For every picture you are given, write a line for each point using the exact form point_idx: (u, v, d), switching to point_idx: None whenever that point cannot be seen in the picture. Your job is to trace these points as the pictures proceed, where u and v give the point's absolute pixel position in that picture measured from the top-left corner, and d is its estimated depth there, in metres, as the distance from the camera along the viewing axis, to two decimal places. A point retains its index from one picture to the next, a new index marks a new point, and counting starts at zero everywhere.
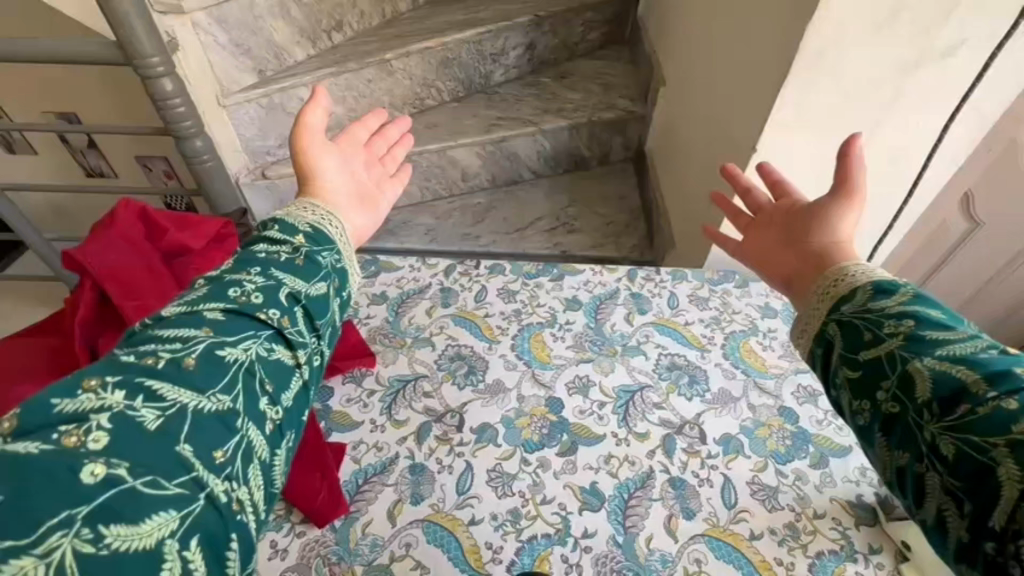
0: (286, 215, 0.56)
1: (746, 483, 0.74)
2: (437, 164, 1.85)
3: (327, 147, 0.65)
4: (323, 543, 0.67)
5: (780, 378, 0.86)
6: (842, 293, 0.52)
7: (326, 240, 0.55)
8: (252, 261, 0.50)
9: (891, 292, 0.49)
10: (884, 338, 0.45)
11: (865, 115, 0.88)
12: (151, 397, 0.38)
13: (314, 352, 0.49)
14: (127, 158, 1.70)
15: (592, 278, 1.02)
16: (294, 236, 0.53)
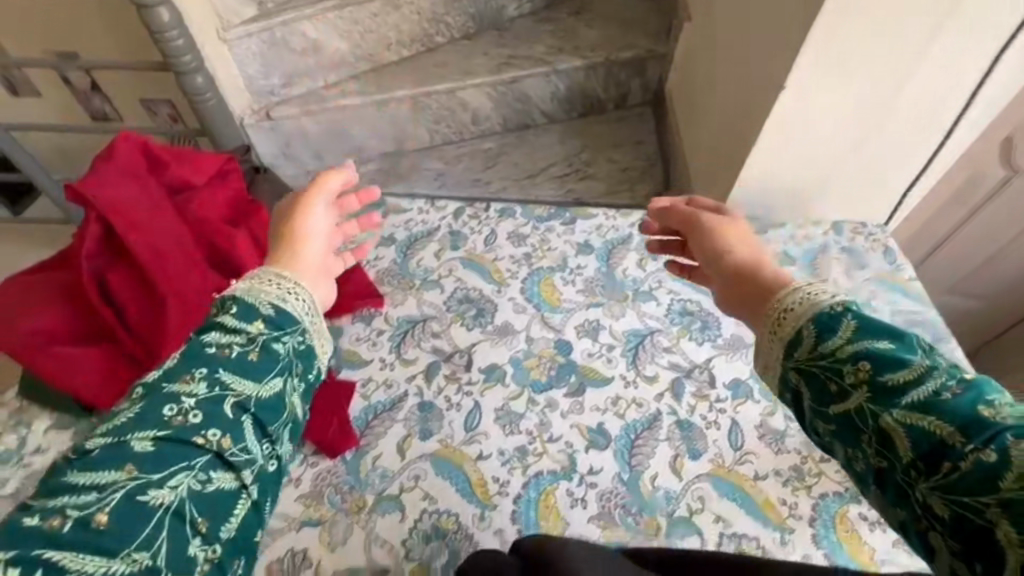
0: (249, 292, 0.52)
1: (754, 427, 0.73)
2: (447, 106, 1.78)
3: (314, 207, 0.66)
4: (335, 473, 0.68)
5: None
6: (794, 332, 0.48)
7: (291, 320, 0.52)
8: (200, 354, 0.46)
9: (835, 327, 0.45)
10: (850, 389, 0.40)
11: (903, 49, 0.81)
12: (52, 569, 0.34)
13: (264, 461, 0.45)
14: (132, 100, 1.66)
15: (604, 223, 1.01)
16: (251, 323, 0.49)
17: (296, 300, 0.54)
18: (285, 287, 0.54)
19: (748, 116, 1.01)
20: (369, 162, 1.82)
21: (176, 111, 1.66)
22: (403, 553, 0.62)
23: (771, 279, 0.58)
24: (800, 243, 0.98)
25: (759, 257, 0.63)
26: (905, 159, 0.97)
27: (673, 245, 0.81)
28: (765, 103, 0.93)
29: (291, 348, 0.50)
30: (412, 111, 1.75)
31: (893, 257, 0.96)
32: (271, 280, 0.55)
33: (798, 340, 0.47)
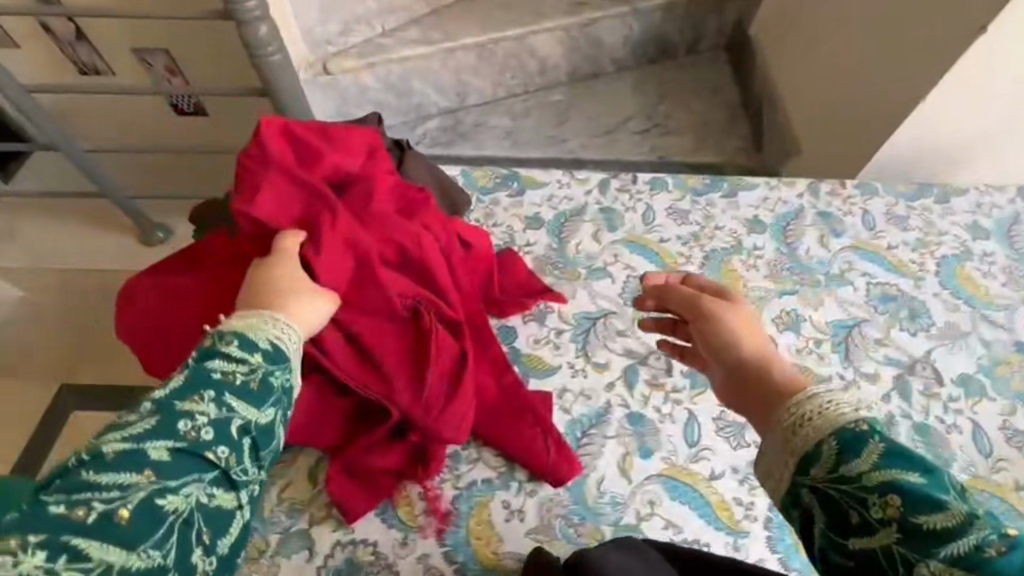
0: (248, 325, 0.46)
1: (999, 429, 0.67)
2: (515, 54, 1.60)
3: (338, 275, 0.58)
4: (559, 502, 0.61)
5: (1008, 309, 0.77)
6: (804, 448, 0.40)
7: (286, 358, 0.47)
8: (205, 376, 0.42)
9: (856, 448, 0.38)
10: (875, 525, 0.35)
11: None
12: (74, 560, 0.34)
13: (258, 484, 0.44)
14: (121, 49, 1.32)
15: (769, 194, 0.89)
16: (253, 353, 0.44)
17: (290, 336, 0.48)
18: (274, 319, 0.48)
19: (889, 103, 1.06)
20: (429, 120, 1.65)
21: (175, 61, 1.34)
22: None
23: (781, 387, 0.47)
24: (990, 214, 0.88)
25: (765, 354, 0.51)
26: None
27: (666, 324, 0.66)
28: (907, 101, 1.01)
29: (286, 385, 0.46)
30: (479, 60, 1.57)
31: None
32: (267, 317, 0.48)
33: (812, 455, 0.39)
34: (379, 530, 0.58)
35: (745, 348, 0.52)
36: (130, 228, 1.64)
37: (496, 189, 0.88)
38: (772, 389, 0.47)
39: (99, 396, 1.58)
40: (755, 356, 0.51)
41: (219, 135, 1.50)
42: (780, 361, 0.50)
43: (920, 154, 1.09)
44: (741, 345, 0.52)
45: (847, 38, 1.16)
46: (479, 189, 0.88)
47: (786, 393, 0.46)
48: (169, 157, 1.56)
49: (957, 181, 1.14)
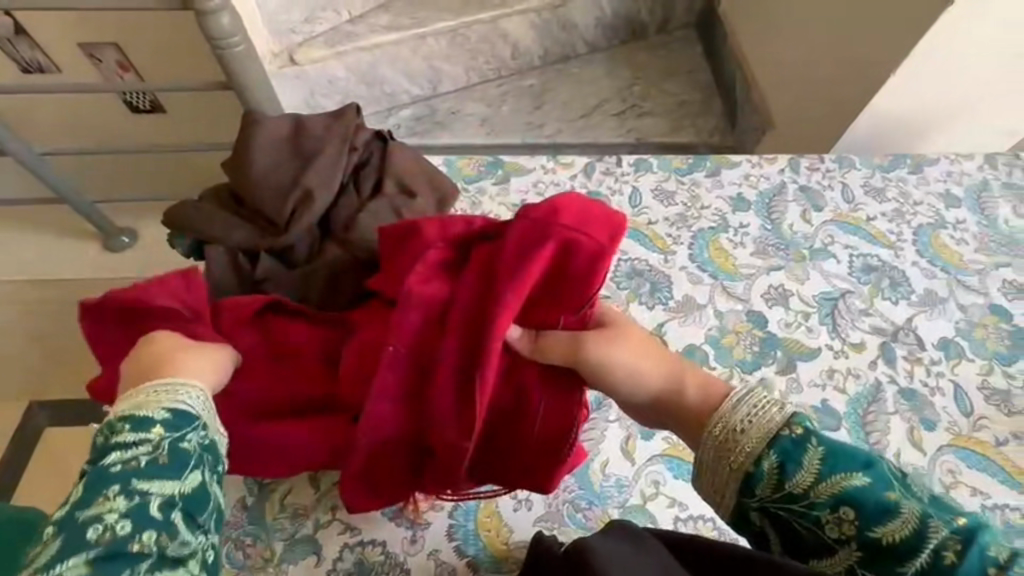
0: (134, 403, 0.48)
1: (978, 388, 0.70)
2: (487, 38, 1.57)
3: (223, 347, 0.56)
4: (566, 489, 0.62)
5: (982, 274, 0.80)
6: (746, 466, 0.46)
7: (192, 419, 0.49)
8: (101, 473, 0.44)
9: (799, 458, 0.45)
10: (834, 542, 0.43)
11: None
12: None
13: (209, 546, 0.47)
14: (68, 46, 1.25)
15: (751, 171, 0.90)
16: (148, 432, 0.46)
17: (186, 397, 0.49)
18: (155, 388, 0.49)
19: (858, 81, 1.09)
20: (402, 110, 1.62)
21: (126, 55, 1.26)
22: None
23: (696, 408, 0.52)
24: (961, 183, 0.91)
25: (665, 368, 0.55)
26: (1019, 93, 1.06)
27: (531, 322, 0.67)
28: (876, 79, 1.04)
29: (201, 443, 0.48)
30: (451, 46, 1.54)
31: None
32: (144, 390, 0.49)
33: (757, 476, 0.45)
34: (388, 530, 0.60)
35: (649, 372, 0.54)
36: (93, 235, 1.57)
37: (481, 177, 0.88)
38: (678, 412, 0.53)
39: (73, 412, 1.51)
40: (661, 376, 0.54)
41: (184, 132, 1.44)
42: (684, 373, 0.54)
43: (889, 127, 1.12)
44: (643, 364, 0.55)
45: (810, 22, 1.20)
46: (464, 178, 0.88)
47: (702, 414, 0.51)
48: (131, 158, 1.49)
49: (916, 150, 1.17)
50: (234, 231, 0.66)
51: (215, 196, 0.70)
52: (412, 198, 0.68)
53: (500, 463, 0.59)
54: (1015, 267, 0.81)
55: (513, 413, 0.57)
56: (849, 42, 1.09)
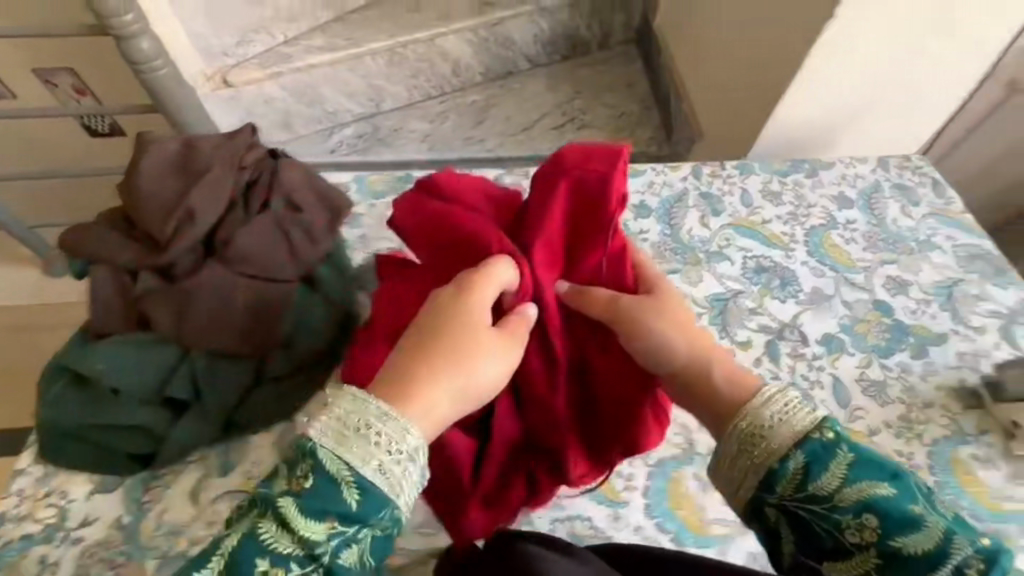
0: (329, 458, 0.44)
1: (855, 381, 0.73)
2: (426, 57, 1.61)
3: (503, 355, 0.52)
4: None
5: (867, 271, 0.84)
6: (770, 462, 0.47)
7: (382, 502, 0.45)
8: (257, 548, 0.42)
9: (826, 460, 0.46)
10: (852, 547, 0.44)
11: None
12: None
13: None
14: (20, 70, 1.25)
15: (655, 179, 0.94)
16: (321, 523, 0.43)
17: (394, 470, 0.45)
18: (367, 432, 0.46)
19: (764, 91, 1.14)
20: (345, 128, 1.63)
21: (82, 80, 1.27)
22: None
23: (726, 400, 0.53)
24: (853, 185, 0.95)
25: (700, 342, 0.56)
26: (911, 101, 1.12)
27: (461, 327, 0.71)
28: (777, 88, 1.09)
29: (368, 543, 0.45)
30: (389, 65, 1.57)
31: (941, 190, 0.95)
32: (355, 429, 0.45)
33: (779, 472, 0.46)
34: None
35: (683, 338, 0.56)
36: (31, 262, 1.57)
37: (390, 193, 0.89)
38: (708, 386, 0.54)
39: None
40: (688, 346, 0.56)
41: (120, 156, 1.44)
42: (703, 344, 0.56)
43: (796, 133, 1.17)
44: (675, 333, 0.56)
45: (725, 37, 1.26)
46: (373, 194, 0.89)
47: (732, 407, 0.52)
48: (72, 182, 1.48)
49: (825, 154, 1.22)
50: (122, 251, 0.66)
51: (109, 219, 0.70)
52: (299, 214, 0.69)
53: (590, 425, 0.61)
54: (898, 263, 0.85)
55: (580, 369, 0.60)
56: (755, 54, 1.15)
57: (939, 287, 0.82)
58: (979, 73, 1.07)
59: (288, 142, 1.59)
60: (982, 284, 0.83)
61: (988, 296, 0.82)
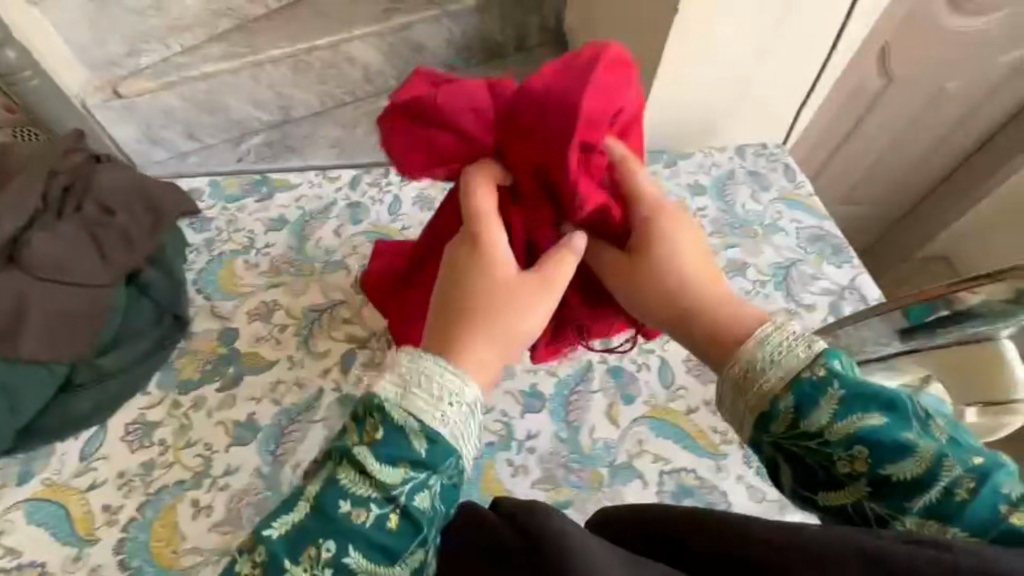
0: (393, 403, 0.47)
1: (683, 361, 0.72)
2: (333, 64, 1.58)
3: (543, 300, 0.52)
4: (252, 492, 0.61)
5: (710, 256, 0.86)
6: (762, 405, 0.48)
7: (449, 449, 0.46)
8: (341, 492, 0.44)
9: (816, 398, 0.46)
10: (844, 479, 0.44)
11: (753, 33, 0.91)
12: None
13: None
14: None
15: None
16: (396, 468, 0.44)
17: (456, 417, 0.47)
18: (429, 385, 0.48)
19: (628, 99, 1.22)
20: (255, 136, 1.58)
21: None
22: None
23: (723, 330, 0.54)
24: (709, 172, 0.97)
25: (700, 279, 0.56)
26: (796, 75, 0.99)
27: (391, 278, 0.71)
28: None
29: (439, 490, 0.45)
30: (294, 73, 1.55)
31: (792, 173, 0.98)
32: (419, 384, 0.47)
33: (771, 413, 0.47)
34: (51, 548, 0.59)
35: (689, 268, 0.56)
36: None
37: (244, 196, 0.88)
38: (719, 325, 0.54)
39: None
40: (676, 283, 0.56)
41: None
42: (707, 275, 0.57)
43: None
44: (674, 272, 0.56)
45: None
46: (227, 197, 0.88)
47: (725, 345, 0.53)
48: None
49: (726, 140, 1.08)
50: None
51: None
52: (110, 216, 0.71)
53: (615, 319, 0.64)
54: (742, 247, 0.87)
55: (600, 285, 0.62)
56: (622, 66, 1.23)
57: (777, 268, 0.85)
58: (852, 41, 0.96)
59: (195, 151, 1.55)
60: (819, 263, 0.85)
61: (824, 275, 0.84)
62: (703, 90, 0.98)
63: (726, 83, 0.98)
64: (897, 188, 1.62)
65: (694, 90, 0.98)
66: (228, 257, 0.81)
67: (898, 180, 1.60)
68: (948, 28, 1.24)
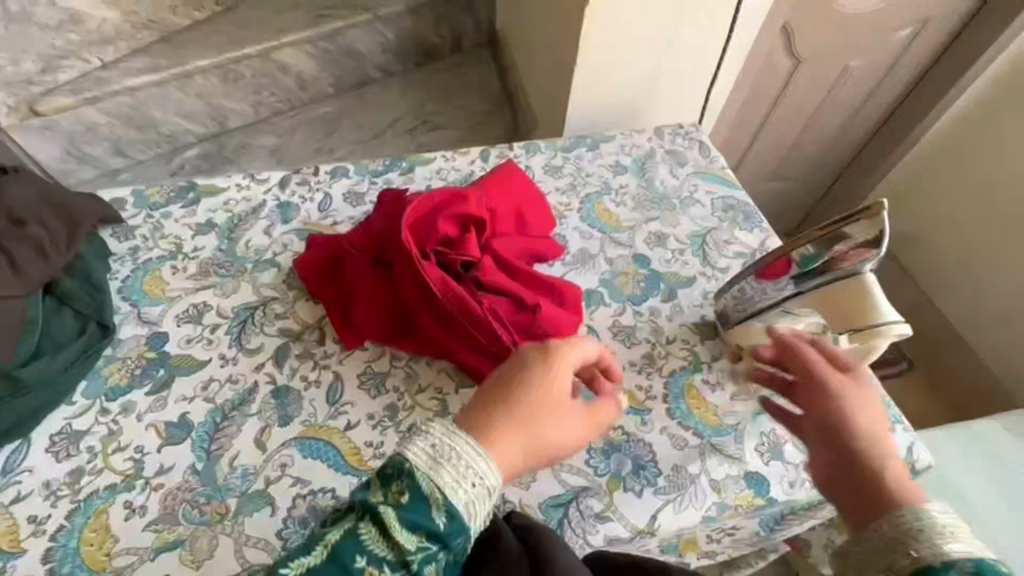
0: (426, 477, 0.48)
1: (607, 328, 0.77)
2: (265, 72, 1.57)
3: (577, 423, 0.58)
4: (187, 488, 0.61)
5: (632, 230, 0.90)
6: (931, 559, 0.42)
7: (463, 526, 0.48)
8: (358, 546, 0.45)
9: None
10: None
11: (659, 22, 0.96)
12: None
13: None
14: None
15: (443, 165, 0.98)
16: (413, 534, 0.45)
17: (476, 501, 0.49)
18: (458, 465, 0.49)
19: (555, 87, 1.27)
20: (188, 149, 1.59)
21: None
22: (281, 544, 0.59)
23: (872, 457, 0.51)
24: (630, 153, 1.02)
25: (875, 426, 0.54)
26: (705, 60, 1.05)
27: (327, 284, 0.76)
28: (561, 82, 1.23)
29: (444, 565, 0.46)
30: (224, 83, 1.53)
31: (707, 150, 1.04)
32: (449, 456, 0.49)
33: (939, 570, 0.41)
34: None
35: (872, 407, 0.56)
36: None
37: (170, 203, 0.87)
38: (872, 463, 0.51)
39: None
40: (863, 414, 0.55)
41: None
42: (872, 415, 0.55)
43: None
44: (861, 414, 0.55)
45: (540, 39, 1.39)
46: (151, 205, 0.87)
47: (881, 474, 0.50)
48: None
49: (650, 125, 1.15)
50: None
51: None
52: (20, 226, 0.70)
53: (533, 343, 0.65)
54: (661, 220, 0.92)
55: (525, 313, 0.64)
56: (551, 55, 1.28)
57: (694, 236, 0.90)
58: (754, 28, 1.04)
59: (125, 168, 1.54)
60: (732, 230, 0.91)
61: (737, 240, 0.90)
62: (619, 80, 1.05)
63: (640, 70, 1.04)
64: (816, 160, 1.74)
65: (611, 78, 1.05)
66: (155, 264, 0.81)
67: (815, 154, 1.71)
68: (847, 10, 1.33)
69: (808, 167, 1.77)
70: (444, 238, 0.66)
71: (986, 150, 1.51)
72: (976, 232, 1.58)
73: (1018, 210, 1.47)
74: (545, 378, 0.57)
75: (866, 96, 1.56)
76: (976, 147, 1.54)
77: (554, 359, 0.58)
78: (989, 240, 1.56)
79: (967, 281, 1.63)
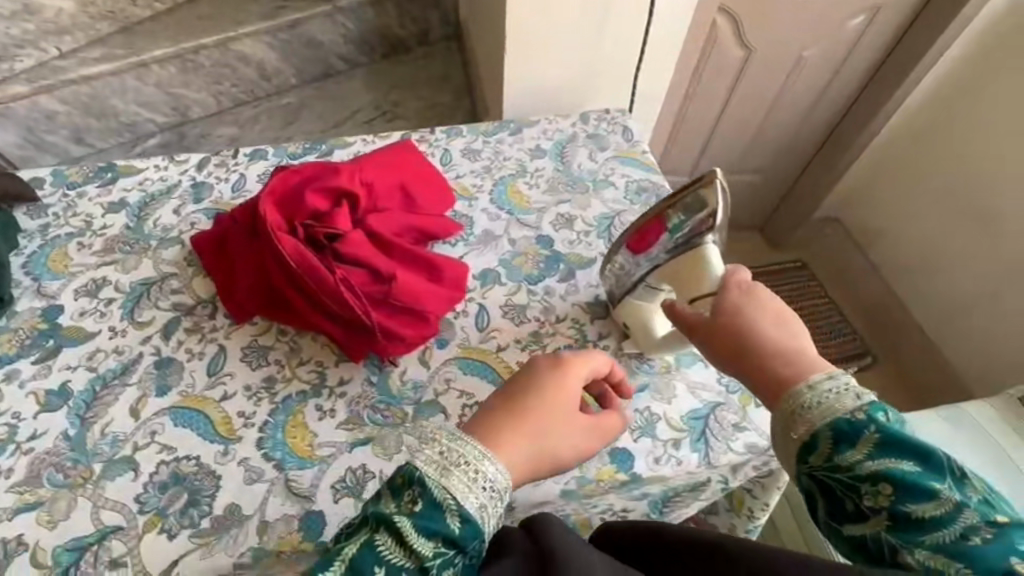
0: (434, 480, 0.47)
1: (499, 306, 0.77)
2: (224, 62, 1.59)
3: (589, 434, 0.58)
4: (55, 453, 0.63)
5: (541, 212, 0.90)
6: (806, 436, 0.47)
7: (478, 528, 0.46)
8: (375, 558, 0.43)
9: (854, 436, 0.45)
10: (868, 513, 0.43)
11: (581, 10, 0.96)
12: None
13: None
14: None
15: (363, 149, 0.98)
16: (429, 540, 0.44)
17: (489, 504, 0.48)
18: (469, 470, 0.49)
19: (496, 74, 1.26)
20: (149, 138, 1.63)
21: None
22: (137, 507, 0.60)
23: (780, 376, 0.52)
24: (552, 137, 1.02)
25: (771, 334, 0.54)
26: (634, 47, 1.04)
27: (217, 260, 0.77)
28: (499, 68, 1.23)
29: (460, 569, 0.45)
30: (182, 72, 1.55)
31: (632, 135, 1.03)
32: (457, 462, 0.49)
33: (812, 444, 0.47)
34: None
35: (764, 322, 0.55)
36: None
37: (87, 181, 0.89)
38: (741, 338, 0.55)
39: None
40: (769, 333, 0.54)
41: None
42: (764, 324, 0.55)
43: None
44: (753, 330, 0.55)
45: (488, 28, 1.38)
46: (67, 184, 0.88)
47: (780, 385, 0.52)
48: None
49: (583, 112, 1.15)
50: None
51: None
52: None
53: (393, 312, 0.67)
54: (572, 203, 0.92)
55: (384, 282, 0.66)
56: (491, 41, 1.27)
57: (602, 218, 0.90)
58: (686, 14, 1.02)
59: (86, 156, 1.58)
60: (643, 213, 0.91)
61: None
62: (547, 68, 1.04)
63: (568, 58, 1.03)
64: (778, 152, 1.72)
65: (539, 67, 1.04)
66: (63, 241, 0.83)
67: (778, 145, 1.69)
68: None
69: (772, 160, 1.74)
70: (314, 210, 0.69)
71: (948, 135, 1.52)
72: (934, 217, 1.59)
73: (982, 189, 1.47)
74: (554, 383, 0.58)
75: (824, 87, 1.53)
76: (926, 138, 1.57)
77: (565, 368, 0.59)
78: (951, 227, 1.56)
79: (937, 266, 1.61)
